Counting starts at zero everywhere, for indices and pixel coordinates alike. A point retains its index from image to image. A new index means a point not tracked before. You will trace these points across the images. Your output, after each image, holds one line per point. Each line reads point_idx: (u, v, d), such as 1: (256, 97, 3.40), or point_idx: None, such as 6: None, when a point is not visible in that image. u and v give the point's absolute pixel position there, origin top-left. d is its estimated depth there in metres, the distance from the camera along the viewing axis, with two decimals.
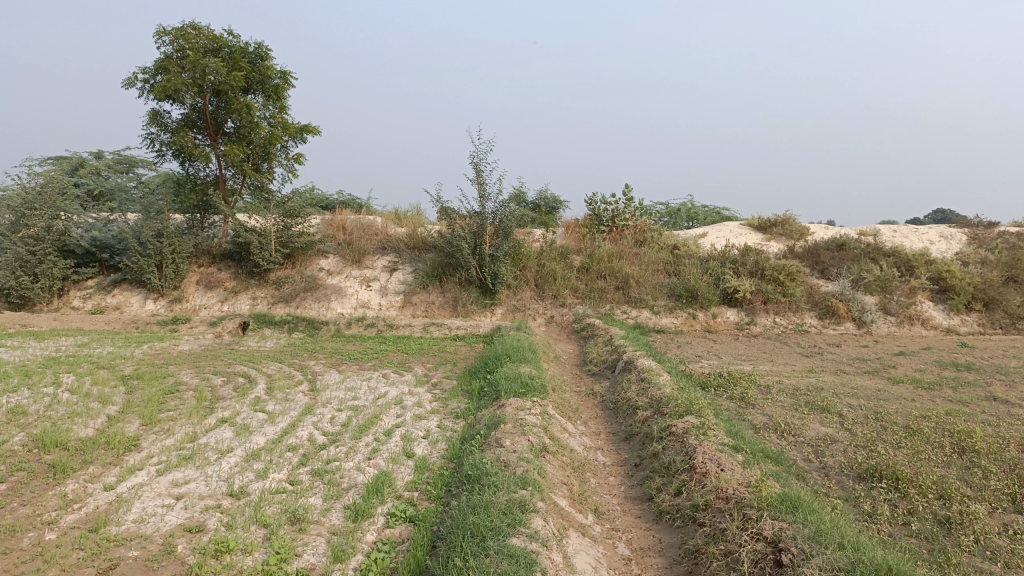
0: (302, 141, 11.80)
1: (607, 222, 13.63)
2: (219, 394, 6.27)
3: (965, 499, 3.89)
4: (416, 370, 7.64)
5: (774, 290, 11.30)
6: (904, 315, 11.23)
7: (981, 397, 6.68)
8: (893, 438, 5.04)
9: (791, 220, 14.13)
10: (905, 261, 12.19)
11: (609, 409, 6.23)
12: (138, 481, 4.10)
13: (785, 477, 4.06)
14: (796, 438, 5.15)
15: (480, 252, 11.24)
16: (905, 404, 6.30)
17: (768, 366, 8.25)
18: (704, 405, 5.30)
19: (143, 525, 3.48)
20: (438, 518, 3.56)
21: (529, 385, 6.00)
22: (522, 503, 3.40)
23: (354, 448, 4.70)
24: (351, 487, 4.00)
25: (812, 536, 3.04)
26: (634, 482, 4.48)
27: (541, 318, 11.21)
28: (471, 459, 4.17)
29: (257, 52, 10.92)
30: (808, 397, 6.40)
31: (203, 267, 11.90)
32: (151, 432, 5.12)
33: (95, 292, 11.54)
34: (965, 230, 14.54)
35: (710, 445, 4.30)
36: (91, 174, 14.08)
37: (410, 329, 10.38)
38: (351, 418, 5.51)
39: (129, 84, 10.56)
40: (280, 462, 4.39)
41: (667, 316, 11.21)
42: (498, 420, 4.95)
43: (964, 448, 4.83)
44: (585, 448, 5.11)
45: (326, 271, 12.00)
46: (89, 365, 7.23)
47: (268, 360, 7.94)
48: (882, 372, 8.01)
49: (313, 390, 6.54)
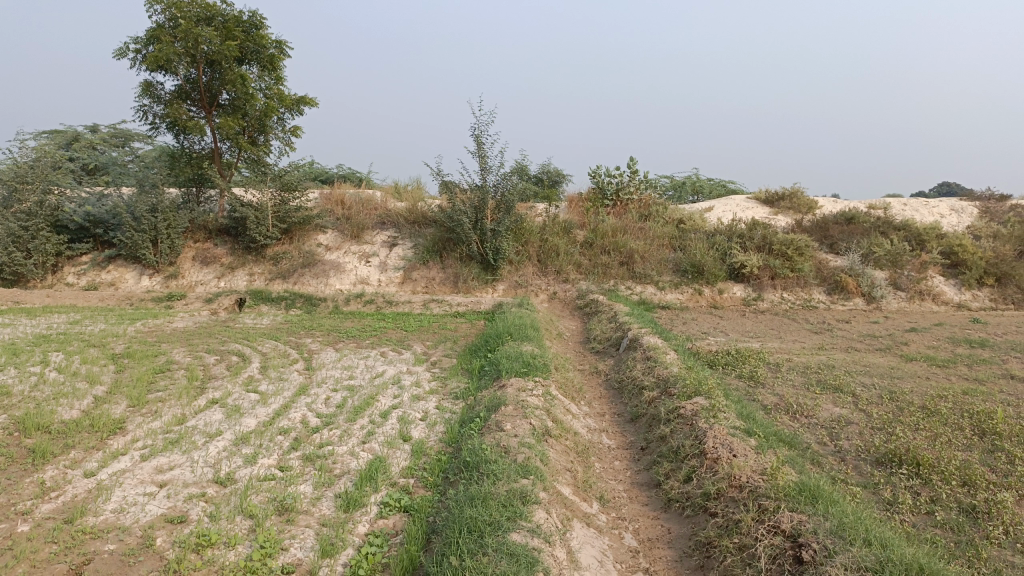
0: (299, 113, 11.51)
1: (611, 196, 13.38)
2: (211, 374, 6.07)
3: (991, 487, 3.68)
4: (415, 348, 7.44)
5: (782, 265, 11.05)
6: (914, 290, 10.98)
7: (998, 375, 6.47)
8: (910, 419, 4.82)
9: (799, 194, 13.86)
10: (915, 235, 11.94)
11: (613, 389, 6.04)
12: (121, 467, 3.91)
13: (800, 462, 3.86)
14: (809, 419, 4.94)
15: (481, 227, 10.98)
16: (920, 383, 6.08)
17: (777, 344, 8.02)
18: (713, 386, 5.09)
19: (122, 516, 3.28)
20: (434, 509, 3.37)
21: (531, 364, 5.79)
22: (524, 494, 3.19)
23: (348, 431, 4.49)
24: (343, 473, 3.80)
25: (834, 530, 2.84)
26: (641, 467, 4.29)
27: (543, 294, 10.97)
28: (471, 443, 3.97)
29: (251, 21, 10.58)
30: (818, 376, 6.19)
31: (198, 242, 11.66)
32: (138, 414, 4.92)
33: (90, 268, 11.31)
34: (976, 203, 14.24)
35: (722, 429, 4.08)
36: (86, 148, 13.83)
37: (410, 306, 10.15)
38: (346, 399, 5.30)
39: (120, 55, 10.27)
40: (270, 447, 4.19)
41: (672, 292, 10.98)
42: (498, 402, 4.73)
43: (984, 429, 4.62)
44: (589, 430, 4.92)
45: (324, 247, 11.76)
46: (79, 343, 7.02)
47: (263, 337, 7.73)
48: (895, 349, 7.80)
49: (308, 368, 6.34)
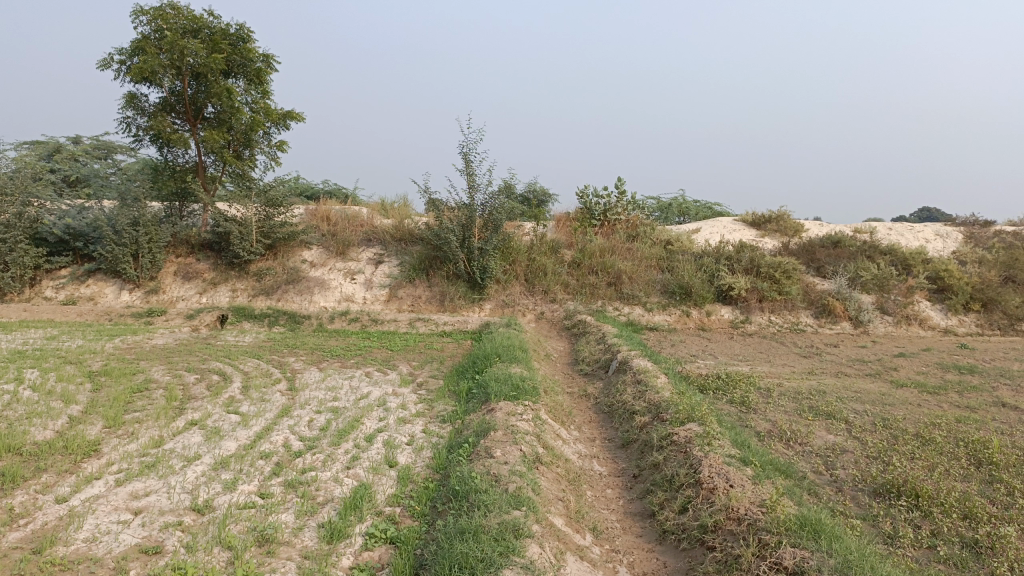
0: (286, 128, 11.40)
1: (599, 216, 13.33)
2: (190, 393, 5.90)
3: (992, 520, 3.60)
4: (400, 368, 7.30)
5: (770, 288, 11.02)
6: (901, 315, 10.98)
7: (989, 402, 6.41)
8: (905, 448, 4.74)
9: (785, 216, 13.88)
10: (902, 259, 11.96)
11: (603, 413, 5.93)
12: (94, 492, 3.75)
13: (798, 494, 3.77)
14: (803, 447, 4.85)
15: (468, 246, 10.89)
16: (912, 410, 6.01)
17: (766, 368, 7.95)
18: (706, 412, 4.99)
19: (94, 546, 3.12)
20: (422, 540, 3.24)
21: (520, 387, 5.66)
22: (516, 527, 3.07)
23: (331, 455, 4.35)
24: (327, 501, 3.66)
25: (839, 568, 2.74)
26: (634, 496, 4.17)
27: (530, 314, 10.87)
28: (460, 470, 3.84)
29: (238, 34, 10.48)
30: (810, 402, 6.11)
31: (181, 257, 11.47)
32: (114, 436, 4.76)
33: (69, 282, 11.08)
34: (961, 229, 14.32)
35: (717, 458, 3.98)
36: (68, 159, 13.63)
37: (396, 324, 10.02)
38: (330, 421, 5.16)
39: (104, 66, 10.13)
40: (251, 472, 4.04)
41: (659, 313, 10.92)
42: (487, 427, 4.61)
43: (980, 459, 4.54)
44: (580, 456, 4.81)
45: (309, 263, 11.61)
46: (55, 360, 6.84)
47: (245, 356, 7.56)
48: (884, 374, 7.74)
49: (291, 389, 6.19)
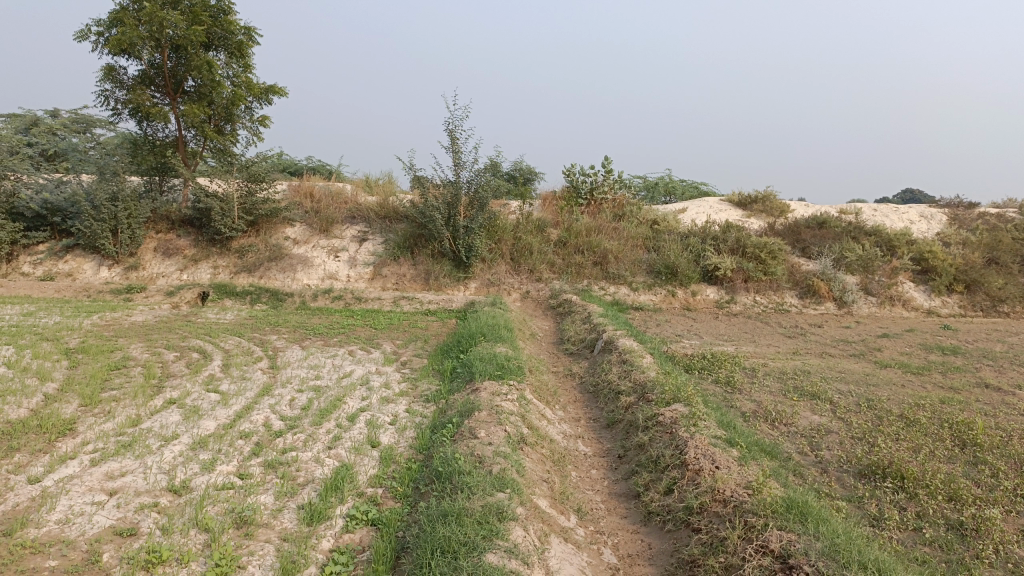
0: (268, 102, 11.20)
1: (586, 195, 13.26)
2: (169, 371, 5.80)
3: (977, 502, 3.58)
4: (384, 347, 7.23)
5: (755, 268, 11.00)
6: (885, 296, 11.01)
7: (973, 383, 6.42)
8: (890, 429, 4.73)
9: (772, 197, 13.86)
10: (886, 240, 11.97)
11: (588, 392, 5.90)
12: (68, 472, 3.66)
13: (784, 475, 3.74)
14: (788, 428, 4.83)
15: (454, 224, 10.79)
16: (896, 391, 6.01)
17: (751, 348, 7.94)
18: (692, 392, 4.95)
19: (67, 527, 3.05)
20: (404, 523, 3.20)
21: (505, 367, 5.60)
22: (500, 510, 3.02)
23: (312, 435, 4.28)
24: (307, 482, 3.60)
25: (826, 552, 2.71)
26: (618, 477, 4.14)
27: (515, 293, 10.81)
28: (443, 451, 3.79)
29: (219, 6, 10.24)
30: (795, 382, 6.09)
31: (161, 233, 11.28)
32: (90, 414, 4.66)
33: (46, 258, 10.87)
34: (945, 210, 14.36)
35: (703, 439, 3.94)
36: (46, 133, 13.35)
37: (380, 303, 9.92)
38: (312, 401, 5.08)
39: (81, 37, 9.88)
40: (229, 452, 3.96)
41: (645, 293, 10.88)
42: (471, 407, 4.55)
43: (964, 441, 4.53)
44: (565, 436, 4.77)
45: (292, 240, 11.48)
46: (32, 336, 6.71)
47: (225, 333, 7.45)
48: (869, 355, 7.74)
49: (272, 367, 6.10)
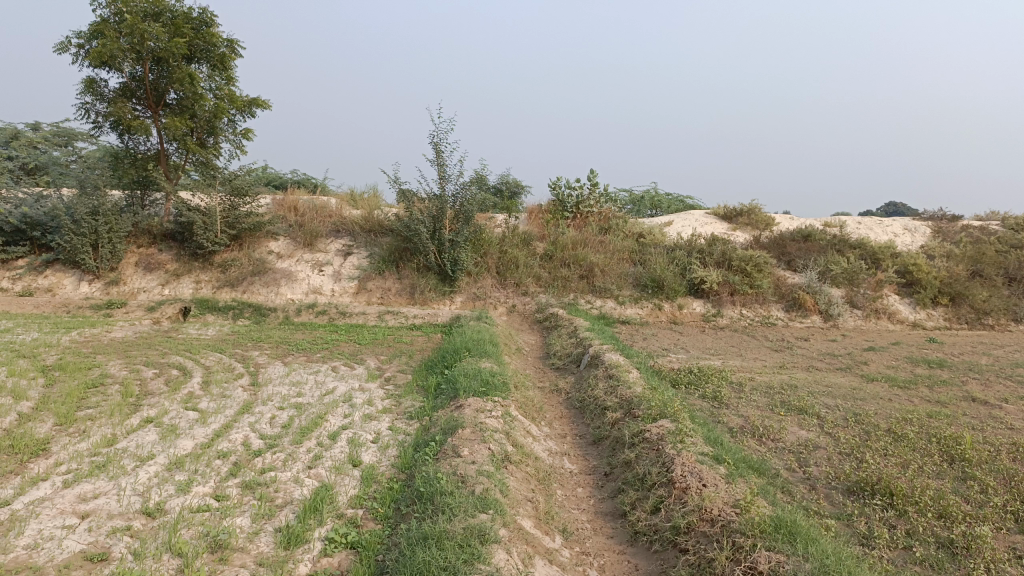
0: (251, 115, 11.13)
1: (572, 208, 13.24)
2: (148, 389, 5.69)
3: (967, 519, 3.54)
4: (368, 362, 7.14)
5: (741, 281, 11.00)
6: (870, 309, 11.03)
7: (960, 397, 6.40)
8: (878, 444, 4.69)
9: (757, 210, 13.88)
10: (871, 253, 12.00)
11: (575, 408, 5.83)
12: (39, 495, 3.56)
13: (772, 493, 3.69)
14: (776, 443, 4.79)
15: (439, 237, 10.73)
16: (883, 405, 5.98)
17: (738, 362, 7.91)
18: (679, 408, 4.89)
19: (35, 553, 2.94)
20: (384, 546, 3.12)
21: (490, 382, 5.53)
22: (482, 532, 2.94)
23: (293, 454, 4.19)
24: (286, 504, 3.51)
25: (816, 573, 2.66)
26: (605, 495, 4.07)
27: (502, 307, 10.75)
28: (425, 471, 3.71)
29: (201, 18, 10.18)
30: (782, 397, 6.04)
31: (142, 248, 11.15)
32: (64, 434, 4.55)
33: (25, 273, 10.71)
34: (929, 223, 14.43)
35: (690, 456, 3.88)
36: (27, 147, 13.20)
37: (364, 317, 9.83)
38: (293, 419, 4.98)
39: (62, 50, 9.79)
40: (206, 473, 3.87)
41: (632, 307, 10.85)
42: (455, 424, 4.47)
43: (953, 456, 4.50)
44: (550, 453, 4.70)
45: (276, 254, 11.37)
46: (8, 353, 6.58)
47: (207, 350, 7.34)
48: (856, 369, 7.72)
49: (253, 384, 5.99)
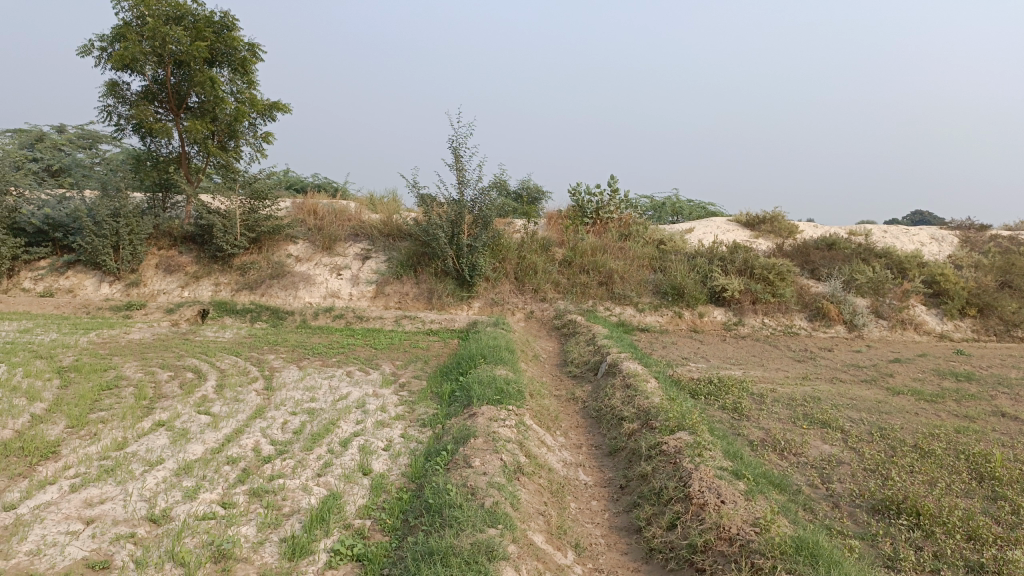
0: (272, 119, 11.14)
1: (592, 214, 13.12)
2: (161, 392, 5.66)
3: (998, 541, 3.39)
4: (383, 368, 7.07)
5: (764, 290, 10.84)
6: (896, 319, 10.82)
7: (989, 411, 6.22)
8: (905, 460, 4.54)
9: (780, 218, 13.69)
10: (897, 262, 11.77)
11: (591, 418, 5.72)
12: (46, 499, 3.52)
13: (793, 511, 3.57)
14: (797, 458, 4.66)
15: (458, 242, 10.66)
16: (910, 419, 5.81)
17: (759, 372, 7.75)
18: (698, 420, 4.76)
19: (37, 559, 2.88)
20: (391, 560, 3.04)
21: (505, 391, 5.43)
22: (491, 549, 2.85)
23: (302, 461, 4.13)
24: (293, 512, 3.44)
25: None
26: (620, 509, 3.96)
27: (520, 313, 10.66)
28: (434, 481, 3.62)
29: (223, 22, 10.21)
30: (805, 409, 5.90)
31: (163, 250, 11.18)
32: (76, 436, 4.52)
33: (47, 274, 10.79)
34: (957, 232, 14.15)
35: (708, 471, 3.77)
36: (51, 149, 13.31)
37: (382, 322, 9.79)
38: (305, 424, 4.92)
39: (85, 53, 9.86)
40: (214, 479, 3.81)
41: (651, 314, 10.72)
42: (467, 433, 4.39)
43: (983, 474, 4.35)
44: (564, 464, 4.61)
45: (294, 258, 11.37)
46: (26, 354, 6.59)
47: (222, 353, 7.31)
48: (881, 381, 7.54)
49: (267, 389, 5.94)
